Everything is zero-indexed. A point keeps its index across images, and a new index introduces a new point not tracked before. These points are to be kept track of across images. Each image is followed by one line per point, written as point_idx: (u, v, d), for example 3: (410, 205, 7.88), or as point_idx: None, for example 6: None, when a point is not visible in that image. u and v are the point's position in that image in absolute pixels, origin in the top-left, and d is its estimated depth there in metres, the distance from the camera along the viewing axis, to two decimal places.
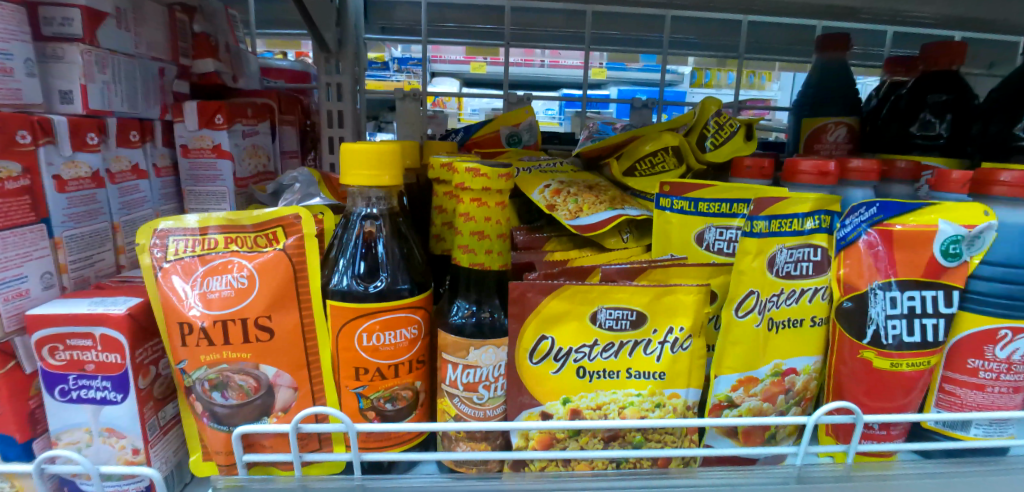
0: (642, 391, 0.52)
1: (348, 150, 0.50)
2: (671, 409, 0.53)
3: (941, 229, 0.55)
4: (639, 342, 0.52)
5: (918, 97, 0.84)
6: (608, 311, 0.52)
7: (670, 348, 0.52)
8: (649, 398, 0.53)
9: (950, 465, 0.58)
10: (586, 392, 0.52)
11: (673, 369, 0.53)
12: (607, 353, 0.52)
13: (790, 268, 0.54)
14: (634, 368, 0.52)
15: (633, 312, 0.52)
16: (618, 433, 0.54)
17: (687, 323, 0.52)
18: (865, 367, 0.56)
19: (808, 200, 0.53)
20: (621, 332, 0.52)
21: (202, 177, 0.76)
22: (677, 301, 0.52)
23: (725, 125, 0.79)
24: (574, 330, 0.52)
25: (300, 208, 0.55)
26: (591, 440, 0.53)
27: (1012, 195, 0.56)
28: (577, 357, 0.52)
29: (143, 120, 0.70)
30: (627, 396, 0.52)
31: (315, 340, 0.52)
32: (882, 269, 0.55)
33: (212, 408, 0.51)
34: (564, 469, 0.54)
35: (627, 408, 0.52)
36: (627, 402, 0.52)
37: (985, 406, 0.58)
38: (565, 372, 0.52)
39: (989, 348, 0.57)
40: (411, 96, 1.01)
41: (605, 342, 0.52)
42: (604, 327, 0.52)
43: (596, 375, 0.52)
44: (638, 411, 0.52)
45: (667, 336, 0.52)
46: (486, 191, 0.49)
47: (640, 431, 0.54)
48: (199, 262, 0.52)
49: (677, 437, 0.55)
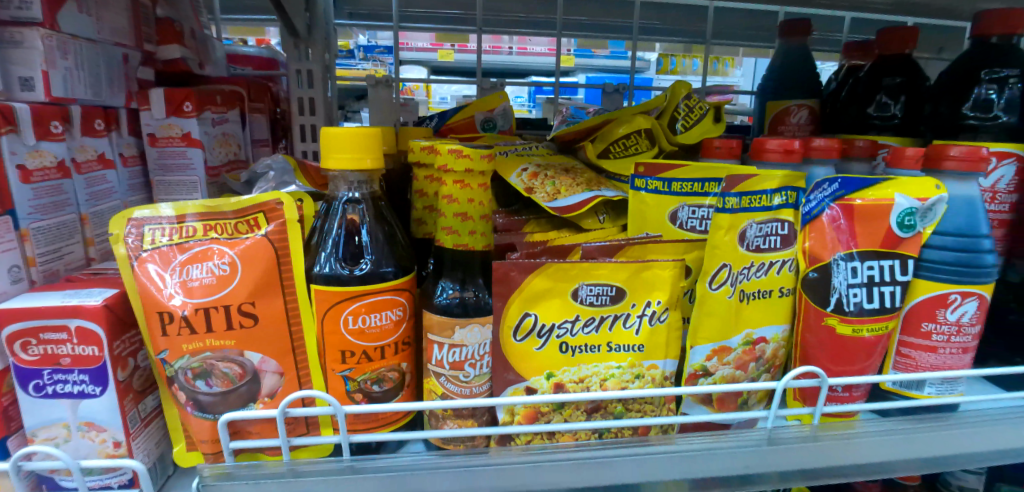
0: (623, 364, 0.54)
1: (330, 134, 0.50)
2: (651, 379, 0.55)
3: (897, 202, 0.58)
4: (619, 317, 0.54)
5: (875, 80, 0.88)
6: (588, 287, 0.53)
7: (649, 321, 0.54)
8: (629, 370, 0.55)
9: (908, 422, 0.61)
10: (569, 366, 0.54)
11: (651, 341, 0.55)
12: (588, 328, 0.54)
13: (760, 242, 0.56)
14: (615, 342, 0.54)
15: (613, 288, 0.54)
16: (601, 404, 0.55)
17: (664, 297, 0.54)
18: (830, 334, 0.59)
19: (775, 176, 0.56)
20: (602, 307, 0.54)
21: (172, 165, 0.75)
22: (654, 276, 0.54)
23: (695, 108, 0.82)
24: (556, 306, 0.53)
25: (281, 192, 0.54)
26: (575, 412, 0.55)
27: (961, 169, 0.60)
28: (559, 333, 0.53)
29: (107, 108, 0.68)
30: (608, 368, 0.54)
31: (299, 324, 0.52)
32: (844, 241, 0.59)
33: (196, 397, 0.51)
34: (549, 442, 0.56)
35: (608, 381, 0.54)
36: (609, 375, 0.54)
37: (939, 367, 0.62)
38: (548, 348, 0.53)
39: (941, 312, 0.61)
40: (383, 83, 1.00)
41: (586, 317, 0.54)
42: (585, 303, 0.53)
43: (579, 350, 0.54)
44: (619, 382, 0.54)
45: (645, 309, 0.54)
46: (469, 172, 0.50)
47: (621, 403, 0.56)
48: (177, 250, 0.51)
49: (657, 406, 0.57)
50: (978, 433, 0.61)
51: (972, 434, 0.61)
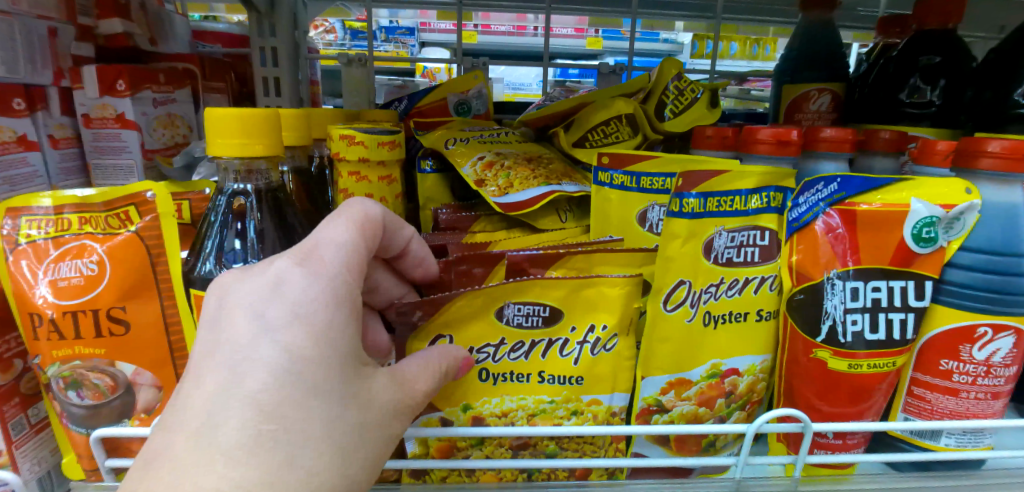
0: (556, 398, 0.46)
1: (210, 114, 0.43)
2: (590, 416, 0.47)
3: (913, 209, 0.47)
4: (555, 341, 0.46)
5: (909, 59, 0.75)
6: (517, 307, 0.45)
7: (590, 349, 0.46)
8: (563, 405, 0.46)
9: (913, 477, 0.51)
10: (490, 397, 0.46)
11: (592, 372, 0.46)
12: (514, 354, 0.45)
13: (732, 254, 0.48)
14: (548, 372, 0.46)
15: (547, 308, 0.45)
16: (531, 440, 0.47)
17: (610, 321, 0.45)
18: (819, 369, 0.49)
19: (752, 175, 0.48)
20: (532, 330, 0.45)
21: (106, 148, 0.71)
22: (601, 295, 0.45)
23: (685, 91, 0.71)
24: (476, 328, 0.45)
25: (153, 182, 0.49)
26: (497, 448, 0.47)
27: (999, 169, 0.47)
28: (480, 357, 0.45)
29: (29, 87, 0.65)
30: (539, 401, 0.46)
31: (180, 334, 0.48)
32: (841, 256, 0.48)
33: (69, 409, 0.46)
34: (471, 476, 0.48)
35: (537, 415, 0.46)
36: (539, 408, 0.46)
37: (959, 414, 0.50)
38: (465, 375, 0.45)
39: (966, 348, 0.49)
40: (357, 61, 0.92)
41: (513, 341, 0.45)
42: (513, 324, 0.45)
43: (502, 378, 0.46)
44: (551, 418, 0.46)
45: (586, 335, 0.45)
46: (366, 163, 0.48)
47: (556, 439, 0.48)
48: (52, 245, 0.46)
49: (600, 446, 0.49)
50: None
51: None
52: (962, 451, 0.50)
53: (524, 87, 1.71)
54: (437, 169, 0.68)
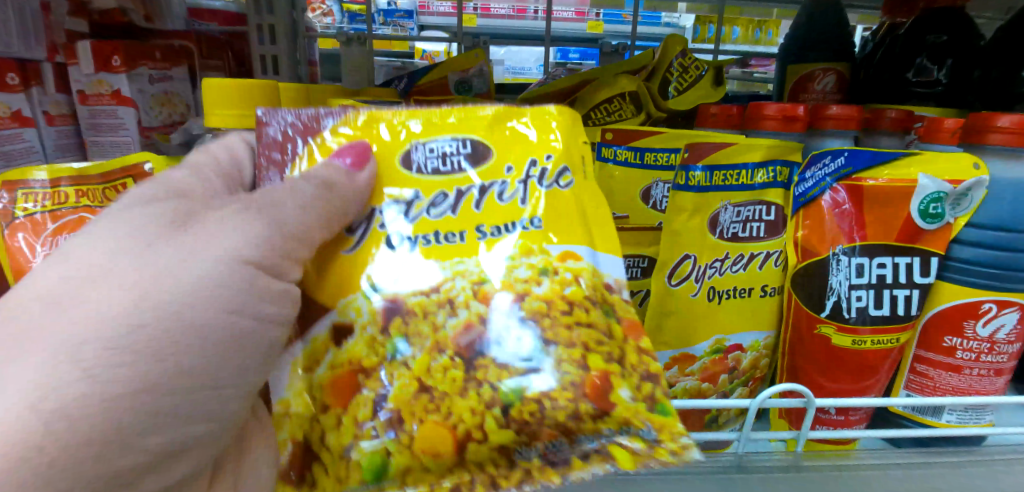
0: (512, 252, 0.38)
1: (208, 85, 0.42)
2: (568, 275, 0.38)
3: (920, 184, 0.46)
4: (491, 186, 0.40)
5: (915, 38, 0.74)
6: (427, 147, 0.40)
7: (538, 183, 0.39)
8: (525, 262, 0.38)
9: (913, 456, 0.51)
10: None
11: (550, 211, 0.39)
12: (436, 211, 0.39)
13: (737, 229, 0.49)
14: (487, 224, 0.39)
15: (468, 142, 0.41)
16: (484, 330, 0.37)
17: (555, 152, 0.40)
18: (823, 344, 0.48)
19: (759, 148, 0.48)
20: (453, 172, 0.40)
21: (102, 126, 0.70)
22: (523, 134, 0.41)
23: (690, 67, 0.71)
24: (382, 175, 0.40)
25: (151, 153, 0.49)
26: (439, 358, 0.36)
27: (1008, 144, 0.46)
28: (385, 220, 0.39)
29: (23, 62, 0.64)
30: (487, 264, 0.38)
31: None
32: (848, 231, 0.48)
33: None
34: (410, 405, 0.36)
35: (489, 282, 0.37)
36: (486, 275, 0.38)
37: (961, 390, 0.50)
38: (363, 250, 0.38)
39: (969, 324, 0.48)
40: (356, 40, 0.91)
41: (431, 196, 0.39)
42: (430, 172, 0.40)
43: (427, 242, 0.39)
44: (511, 286, 0.37)
45: (529, 170, 0.40)
46: None
47: (530, 320, 0.37)
48: (49, 219, 0.45)
49: (603, 367, 0.36)
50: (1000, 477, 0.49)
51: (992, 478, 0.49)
52: (963, 428, 0.50)
53: (524, 71, 1.68)
54: None
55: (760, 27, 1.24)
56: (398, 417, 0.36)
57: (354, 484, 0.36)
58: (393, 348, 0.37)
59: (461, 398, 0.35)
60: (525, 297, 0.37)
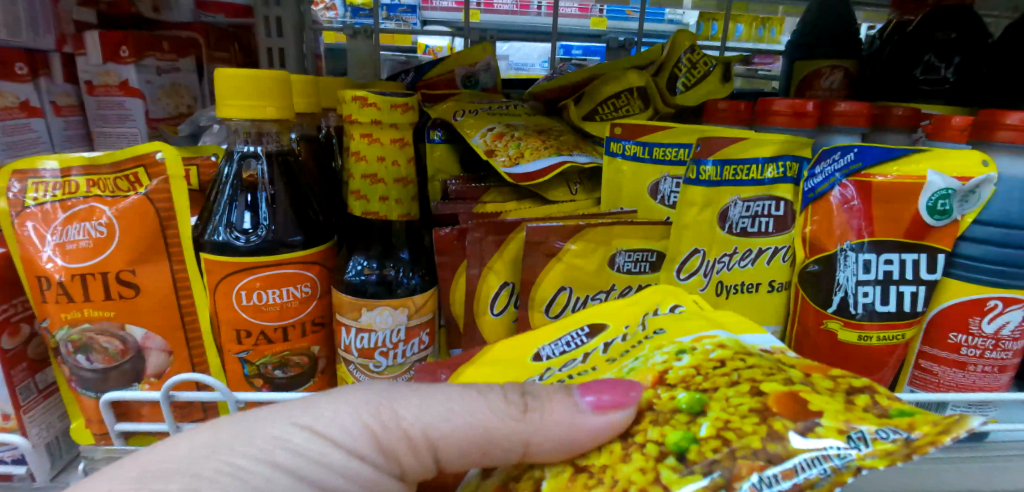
0: (641, 354, 0.38)
1: (219, 75, 0.42)
2: (709, 344, 0.36)
3: (930, 180, 0.46)
4: (614, 339, 0.41)
5: (923, 35, 0.74)
6: (552, 345, 0.42)
7: (656, 314, 0.42)
8: (661, 349, 0.37)
9: None
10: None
11: (678, 325, 0.40)
12: (568, 367, 0.40)
13: (746, 225, 0.49)
14: (620, 356, 0.39)
15: (586, 324, 0.43)
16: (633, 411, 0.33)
17: (670, 300, 0.43)
18: (830, 340, 0.49)
19: (770, 143, 0.49)
20: (579, 347, 0.42)
21: (109, 116, 0.70)
22: (634, 302, 0.44)
23: (698, 63, 0.71)
24: (510, 366, 0.41)
25: (160, 143, 0.48)
26: (595, 460, 0.32)
27: (1017, 141, 0.47)
28: (523, 390, 0.39)
29: (32, 52, 0.64)
30: (622, 370, 0.37)
31: (189, 297, 0.48)
32: (856, 227, 0.48)
33: (79, 373, 0.46)
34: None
35: (626, 377, 0.36)
36: (623, 373, 0.37)
37: (965, 387, 0.50)
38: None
39: (975, 320, 0.49)
40: (363, 33, 0.90)
41: (561, 363, 0.41)
42: (557, 352, 0.41)
43: (561, 386, 0.38)
44: (651, 369, 0.35)
45: (647, 314, 0.42)
46: (377, 125, 0.47)
47: (680, 385, 0.33)
48: (59, 209, 0.45)
49: (755, 399, 0.30)
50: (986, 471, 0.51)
51: (978, 470, 0.51)
52: (965, 424, 0.50)
53: (527, 66, 1.68)
54: (445, 139, 0.68)
55: (765, 25, 1.24)
56: None
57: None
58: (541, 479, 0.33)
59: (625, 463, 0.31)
60: (668, 371, 0.35)
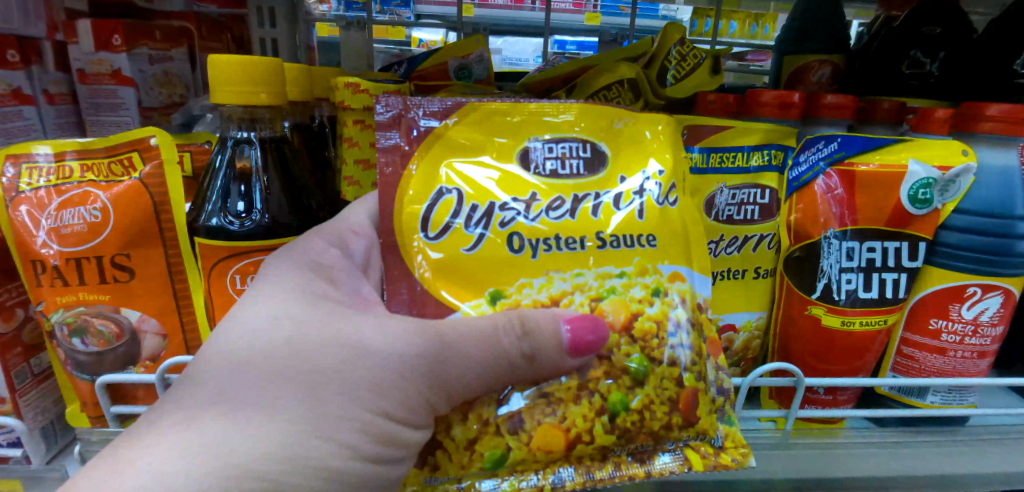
0: (627, 271, 0.40)
1: (212, 62, 0.43)
2: (677, 296, 0.40)
3: (911, 170, 0.47)
4: (606, 197, 0.41)
5: (909, 30, 0.75)
6: (545, 146, 0.42)
7: (654, 198, 0.41)
8: (640, 281, 0.40)
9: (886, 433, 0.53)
10: (531, 279, 0.40)
11: (666, 233, 0.41)
12: (556, 213, 0.40)
13: (732, 212, 0.50)
14: (609, 234, 0.40)
15: (587, 146, 0.42)
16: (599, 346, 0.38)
17: (666, 167, 0.42)
18: (813, 325, 0.50)
19: (755, 132, 0.50)
20: (570, 174, 0.41)
21: (102, 105, 0.70)
22: (644, 145, 0.43)
23: (688, 56, 0.72)
24: (502, 181, 0.41)
25: (154, 128, 0.48)
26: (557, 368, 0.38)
27: (996, 132, 0.48)
28: (507, 220, 0.40)
29: (24, 40, 0.64)
30: (605, 276, 0.40)
31: (184, 282, 0.49)
32: (839, 216, 0.49)
33: (73, 356, 0.47)
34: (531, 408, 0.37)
35: (606, 297, 0.40)
36: (605, 291, 0.40)
37: (946, 372, 0.51)
38: (485, 248, 0.39)
39: (955, 307, 0.50)
40: (356, 24, 0.90)
41: (550, 198, 0.41)
42: (549, 171, 0.41)
43: (545, 245, 0.40)
44: (627, 305, 0.40)
45: (643, 183, 0.41)
46: (368, 111, 0.48)
47: (640, 342, 0.39)
48: (53, 194, 0.45)
49: (677, 389, 0.39)
50: (959, 455, 0.53)
51: (951, 454, 0.53)
52: (946, 408, 0.52)
53: (521, 62, 1.68)
54: None
55: (756, 21, 1.25)
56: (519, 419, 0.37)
57: (477, 471, 0.38)
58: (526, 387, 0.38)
59: (575, 403, 0.38)
60: (639, 316, 0.39)
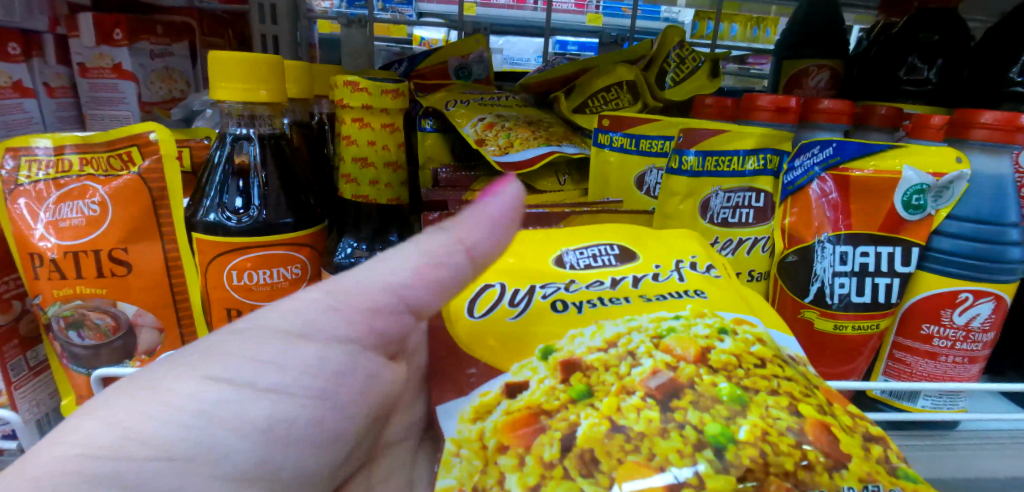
0: (681, 314, 0.37)
1: (214, 58, 0.43)
2: (749, 336, 0.36)
3: (906, 176, 0.48)
4: (644, 276, 0.41)
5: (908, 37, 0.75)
6: (578, 252, 0.43)
7: (691, 270, 0.41)
8: (700, 321, 0.36)
9: None
10: (580, 330, 0.37)
11: (712, 291, 0.39)
12: (597, 287, 0.40)
13: (727, 215, 0.51)
14: (649, 294, 0.39)
15: (616, 246, 0.43)
16: (676, 375, 0.33)
17: (697, 252, 0.43)
18: (807, 329, 0.50)
19: (750, 135, 0.50)
20: (606, 267, 0.42)
21: (103, 99, 0.71)
22: (667, 242, 0.44)
23: (687, 59, 0.72)
24: (537, 272, 0.41)
25: (155, 123, 0.49)
26: (629, 399, 0.33)
27: (991, 139, 0.48)
28: (548, 292, 0.40)
29: (26, 33, 0.65)
30: (659, 320, 0.37)
31: (181, 277, 0.49)
32: (833, 220, 0.50)
33: (69, 349, 0.47)
34: (607, 444, 0.31)
35: (667, 336, 0.36)
36: (663, 331, 0.36)
37: (936, 377, 0.52)
38: (530, 314, 0.38)
39: (947, 312, 0.50)
40: (357, 23, 0.90)
41: (588, 278, 0.41)
42: (586, 265, 0.42)
43: (587, 306, 0.39)
44: (693, 341, 0.35)
45: (678, 264, 0.41)
46: (369, 109, 0.48)
47: (723, 372, 0.33)
48: (52, 187, 0.46)
49: (795, 419, 0.30)
50: (949, 461, 0.53)
51: (941, 460, 0.53)
52: (936, 413, 0.52)
53: (523, 62, 1.68)
54: (437, 129, 0.68)
55: (758, 25, 1.25)
56: (591, 458, 0.31)
57: None
58: (579, 394, 0.34)
59: (664, 437, 0.30)
60: (711, 350, 0.34)
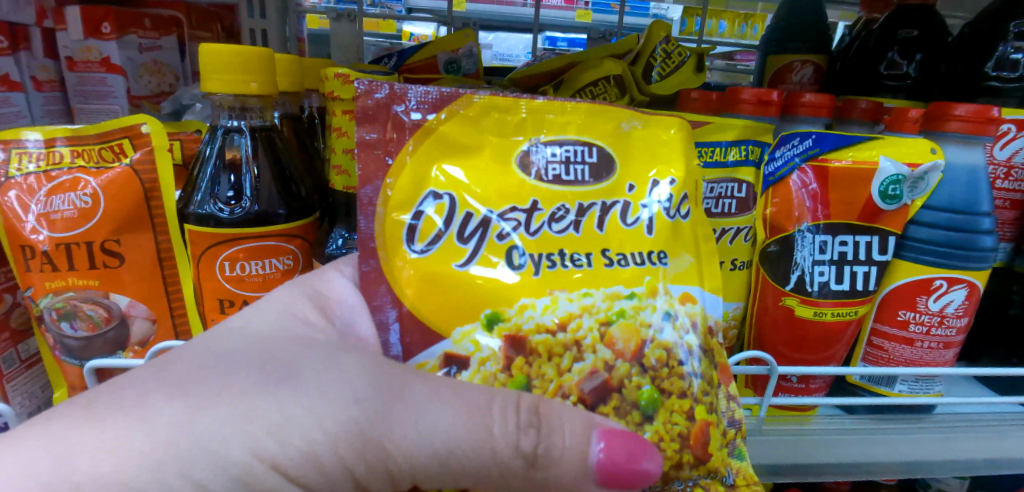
0: (637, 292, 0.38)
1: (206, 49, 0.43)
2: (686, 319, 0.39)
3: (883, 167, 0.49)
4: (613, 206, 0.40)
5: (887, 33, 0.76)
6: (547, 149, 0.40)
7: (664, 211, 0.40)
8: (650, 303, 0.39)
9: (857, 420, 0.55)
10: (533, 301, 0.38)
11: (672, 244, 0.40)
12: (559, 226, 0.40)
13: (711, 205, 0.53)
14: (614, 251, 0.39)
15: (593, 151, 0.41)
16: (610, 377, 0.37)
17: (678, 177, 0.41)
18: (786, 316, 0.52)
19: (732, 128, 0.52)
20: (576, 183, 0.40)
21: (91, 92, 0.71)
22: (650, 145, 0.42)
23: (673, 54, 0.74)
24: (500, 186, 0.39)
25: (146, 115, 0.49)
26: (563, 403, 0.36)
27: (964, 131, 0.50)
28: (504, 233, 0.39)
29: (13, 26, 0.65)
30: (615, 297, 0.38)
31: (173, 269, 0.50)
32: (811, 210, 0.51)
33: (62, 340, 0.47)
34: None
35: (615, 321, 0.38)
36: (614, 314, 0.38)
37: (913, 362, 0.53)
38: (477, 264, 0.38)
39: (922, 299, 0.52)
40: (346, 17, 0.89)
41: (551, 209, 0.40)
42: (552, 177, 0.40)
43: (546, 261, 0.39)
44: (636, 332, 0.38)
45: (654, 192, 0.40)
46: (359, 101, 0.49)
47: (650, 373, 0.37)
48: (43, 180, 0.46)
49: (687, 422, 0.37)
50: (928, 444, 0.55)
51: (923, 444, 0.54)
52: (912, 397, 0.54)
53: (512, 59, 1.67)
54: None
55: (746, 22, 1.25)
56: None
57: None
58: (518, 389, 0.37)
59: None
60: (649, 343, 0.38)
